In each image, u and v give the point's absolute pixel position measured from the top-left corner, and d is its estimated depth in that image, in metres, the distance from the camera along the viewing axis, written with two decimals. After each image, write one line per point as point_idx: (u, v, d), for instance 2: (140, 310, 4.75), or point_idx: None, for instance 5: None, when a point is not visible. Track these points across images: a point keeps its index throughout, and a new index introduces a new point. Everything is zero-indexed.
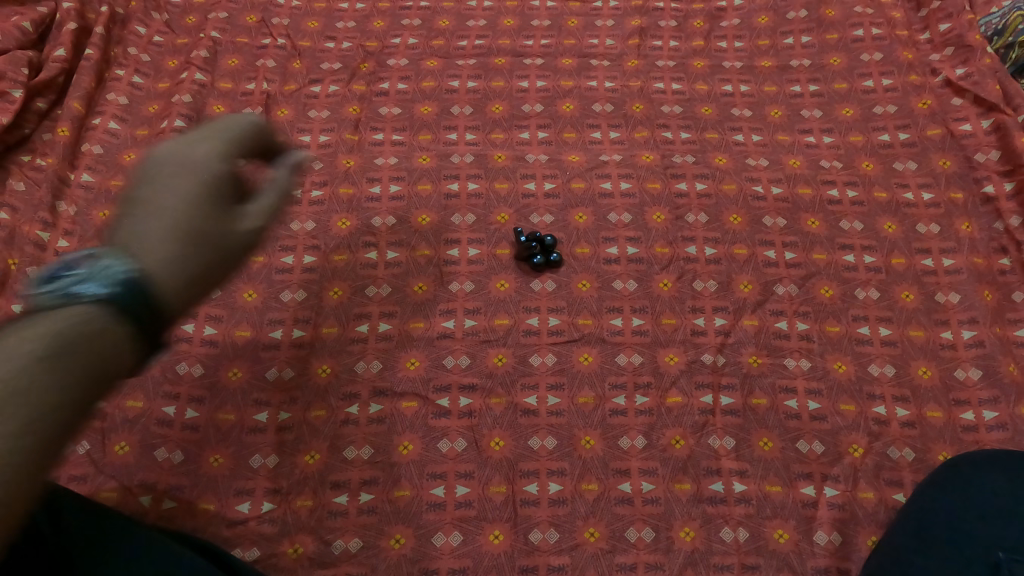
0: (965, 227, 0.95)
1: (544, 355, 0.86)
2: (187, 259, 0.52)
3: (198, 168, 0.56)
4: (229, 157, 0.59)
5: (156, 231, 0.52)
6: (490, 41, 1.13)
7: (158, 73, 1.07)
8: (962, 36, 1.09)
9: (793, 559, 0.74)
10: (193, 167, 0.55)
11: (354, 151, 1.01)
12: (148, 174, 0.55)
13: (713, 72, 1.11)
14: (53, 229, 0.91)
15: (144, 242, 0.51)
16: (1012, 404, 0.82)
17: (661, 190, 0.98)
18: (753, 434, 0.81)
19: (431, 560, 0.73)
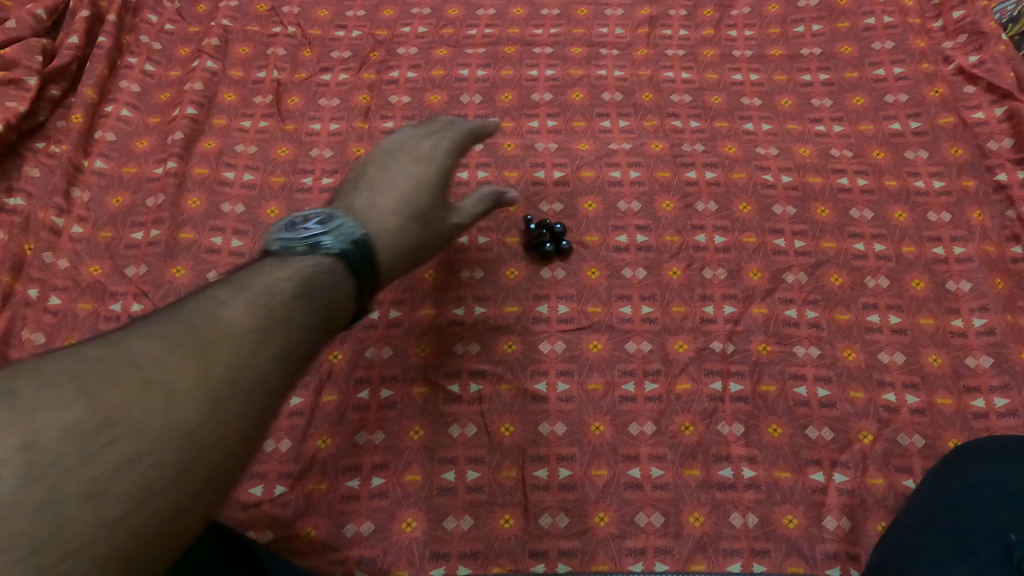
0: (976, 215, 0.94)
1: (554, 341, 0.86)
2: (406, 230, 0.71)
3: (435, 160, 0.79)
4: (450, 159, 0.81)
5: (394, 204, 0.72)
6: (499, 30, 1.13)
7: (170, 61, 1.08)
8: (974, 24, 1.08)
9: (802, 544, 0.74)
10: (435, 169, 0.78)
11: (364, 139, 1.01)
12: (397, 159, 0.79)
13: (723, 61, 1.10)
14: (67, 215, 0.92)
15: (383, 209, 0.71)
16: (1023, 391, 0.82)
17: (671, 178, 0.98)
18: (763, 420, 0.81)
19: (442, 544, 0.74)
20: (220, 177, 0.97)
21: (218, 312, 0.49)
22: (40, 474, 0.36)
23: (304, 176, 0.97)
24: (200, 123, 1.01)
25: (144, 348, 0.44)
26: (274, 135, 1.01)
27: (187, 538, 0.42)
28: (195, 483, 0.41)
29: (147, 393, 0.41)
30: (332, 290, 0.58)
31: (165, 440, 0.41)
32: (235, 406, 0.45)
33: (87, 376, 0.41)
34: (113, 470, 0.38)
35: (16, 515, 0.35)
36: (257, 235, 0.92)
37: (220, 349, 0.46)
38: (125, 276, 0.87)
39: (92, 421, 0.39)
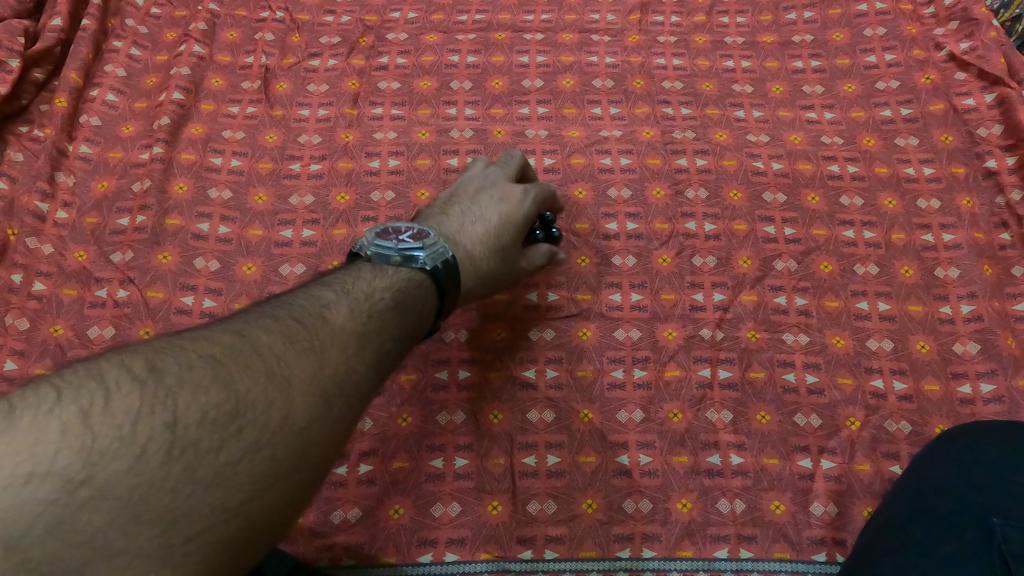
0: (966, 202, 0.94)
1: (543, 329, 0.86)
2: (487, 263, 0.76)
3: (526, 198, 0.83)
4: (539, 200, 0.85)
5: (479, 237, 0.77)
6: (490, 16, 1.12)
7: (156, 46, 1.07)
8: (966, 10, 1.08)
9: (789, 530, 0.75)
10: (526, 215, 0.82)
11: (353, 126, 1.00)
12: (493, 191, 0.83)
13: (715, 47, 1.10)
14: (52, 201, 0.91)
15: (468, 240, 0.76)
16: (1009, 377, 0.82)
17: (661, 166, 0.98)
18: (751, 408, 0.81)
19: (430, 530, 0.74)
20: (208, 163, 0.96)
21: (323, 320, 0.57)
22: (179, 454, 0.43)
23: (292, 162, 0.97)
24: (186, 108, 1.00)
25: (265, 345, 0.52)
26: (262, 121, 1.00)
27: (288, 522, 0.49)
28: (296, 477, 0.48)
29: (267, 390, 0.49)
30: (420, 306, 0.66)
31: (278, 435, 0.48)
32: (336, 409, 0.52)
33: (219, 367, 0.48)
34: (237, 456, 0.45)
35: (155, 489, 0.41)
36: (244, 222, 0.92)
37: (326, 354, 0.54)
38: (111, 262, 0.87)
39: (224, 409, 0.46)
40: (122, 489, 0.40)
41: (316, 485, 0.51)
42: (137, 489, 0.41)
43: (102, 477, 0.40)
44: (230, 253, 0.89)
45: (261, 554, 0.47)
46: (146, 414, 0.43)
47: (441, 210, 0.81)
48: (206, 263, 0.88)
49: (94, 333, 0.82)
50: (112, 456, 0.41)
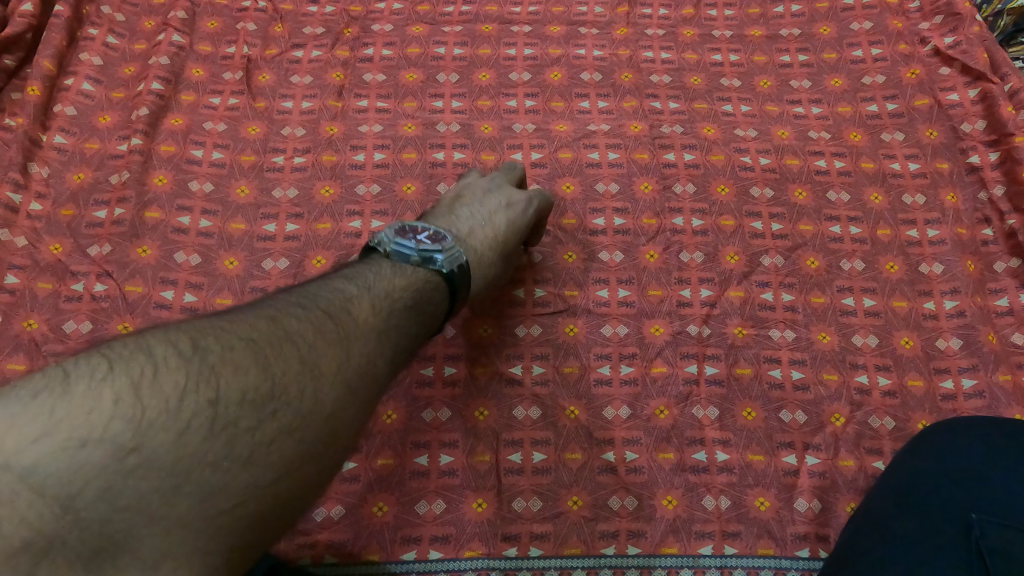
0: (950, 198, 0.95)
1: (530, 325, 0.85)
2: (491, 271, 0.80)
3: (530, 203, 0.85)
4: (541, 205, 0.87)
5: (487, 245, 0.79)
6: (477, 7, 1.11)
7: (134, 34, 1.04)
8: (951, 5, 1.08)
9: (774, 526, 0.75)
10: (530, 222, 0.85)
11: (337, 118, 0.99)
12: (500, 195, 0.84)
13: (703, 41, 1.09)
14: (26, 192, 0.89)
15: (477, 248, 0.78)
16: (990, 372, 0.82)
17: (649, 160, 0.97)
18: (737, 404, 0.81)
19: (414, 527, 0.74)
20: (188, 155, 0.94)
21: (350, 311, 0.57)
22: (218, 432, 0.44)
23: (275, 155, 0.95)
24: (166, 98, 0.98)
25: (299, 330, 0.52)
26: (244, 112, 0.98)
27: (308, 504, 0.50)
28: (321, 463, 0.50)
29: (300, 376, 0.50)
30: (436, 308, 0.67)
31: (309, 422, 0.49)
32: (360, 399, 0.53)
33: (257, 349, 0.49)
34: (270, 439, 0.46)
35: (196, 464, 0.42)
36: (226, 215, 0.90)
37: (354, 345, 0.55)
38: (88, 255, 0.85)
39: (261, 391, 0.47)
40: (165, 462, 0.41)
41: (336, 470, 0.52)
42: (178, 464, 0.42)
43: (147, 449, 0.41)
44: (211, 247, 0.88)
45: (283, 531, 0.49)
46: (190, 391, 0.44)
47: (449, 211, 0.82)
48: (187, 257, 0.87)
49: (71, 328, 0.80)
50: (158, 429, 0.41)
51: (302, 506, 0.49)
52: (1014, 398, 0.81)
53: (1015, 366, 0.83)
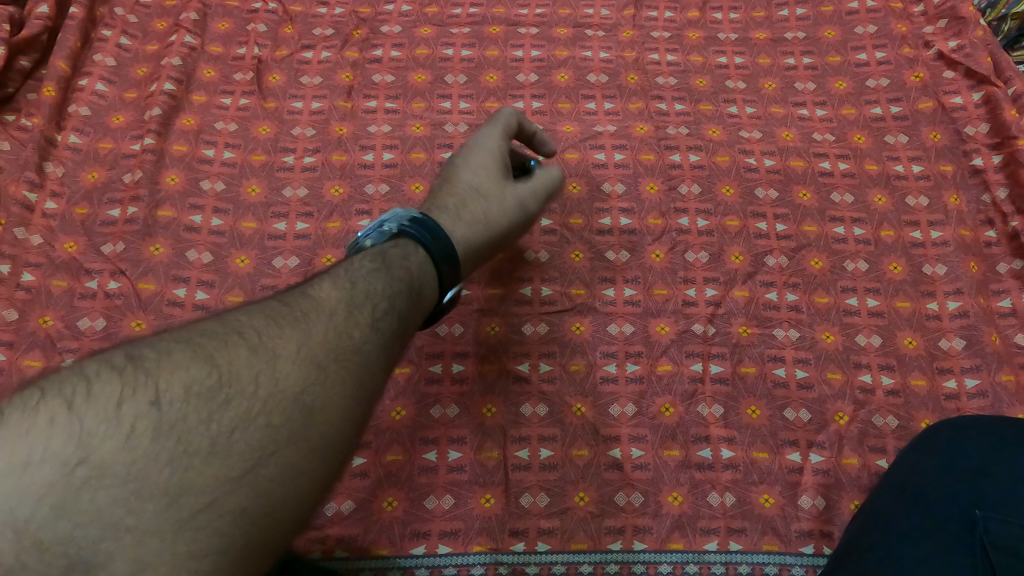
0: (953, 200, 0.96)
1: (537, 323, 0.86)
2: (463, 210, 0.75)
3: (486, 144, 0.82)
4: (501, 142, 0.82)
5: (446, 195, 0.77)
6: (484, 9, 1.12)
7: (146, 36, 1.06)
8: (955, 9, 1.09)
9: (778, 523, 0.76)
10: (496, 158, 0.81)
11: (347, 118, 1.00)
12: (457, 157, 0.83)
13: (708, 44, 1.10)
14: (40, 190, 0.90)
15: (437, 202, 0.76)
16: (993, 372, 0.83)
17: (655, 161, 0.98)
18: (742, 402, 0.82)
19: (423, 522, 0.75)
20: (200, 154, 0.95)
21: (308, 294, 0.56)
22: (167, 429, 0.43)
23: (285, 155, 0.96)
24: (178, 99, 1.00)
25: (248, 322, 0.51)
26: (255, 113, 1.00)
27: (316, 490, 0.47)
28: (308, 443, 0.47)
29: (251, 361, 0.48)
30: (412, 267, 0.64)
31: (272, 403, 0.47)
32: (338, 371, 0.51)
33: (199, 348, 0.48)
34: (229, 428, 0.45)
35: (151, 465, 0.41)
36: (237, 214, 0.91)
37: (314, 321, 0.53)
38: (102, 253, 0.86)
39: (206, 384, 0.46)
40: (116, 469, 0.40)
41: (340, 450, 0.49)
42: (130, 468, 0.41)
43: (93, 459, 0.40)
44: (223, 246, 0.89)
45: (299, 524, 0.46)
46: (127, 396, 0.43)
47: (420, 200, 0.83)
48: (199, 255, 0.88)
49: (85, 325, 0.81)
50: (100, 437, 0.41)
51: (307, 492, 0.46)
52: (1017, 398, 0.82)
53: (1017, 366, 0.84)
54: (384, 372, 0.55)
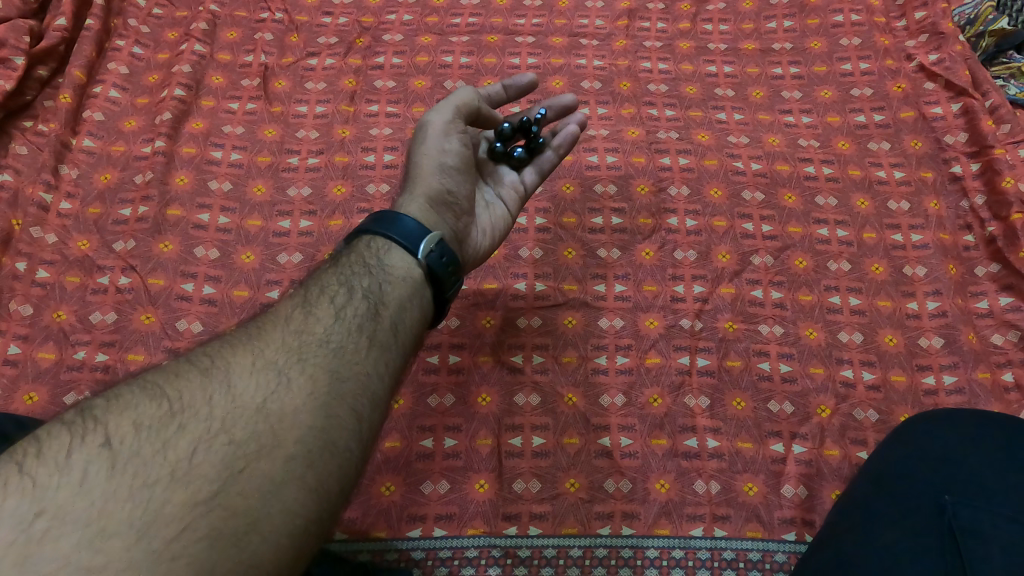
0: (934, 204, 0.99)
1: (531, 317, 0.90)
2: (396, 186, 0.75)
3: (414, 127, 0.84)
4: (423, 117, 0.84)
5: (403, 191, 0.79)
6: (483, 19, 1.16)
7: (158, 44, 1.10)
8: (935, 24, 1.13)
9: (761, 510, 0.78)
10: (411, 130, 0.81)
11: (349, 122, 1.04)
12: None
13: (698, 53, 1.14)
14: (56, 191, 0.94)
15: None
16: (970, 370, 0.86)
17: (646, 164, 1.02)
18: (727, 394, 0.85)
19: (420, 506, 0.78)
20: (208, 156, 0.99)
21: (263, 318, 0.56)
22: (124, 465, 0.42)
23: (290, 156, 1.00)
24: (188, 104, 1.04)
25: (199, 354, 0.51)
26: (261, 117, 1.04)
27: (307, 495, 0.46)
28: (283, 451, 0.47)
29: (204, 386, 0.48)
30: (363, 252, 0.63)
31: (233, 419, 0.47)
32: (300, 374, 0.51)
33: (148, 385, 0.48)
34: (190, 451, 0.44)
35: (113, 502, 0.40)
36: (244, 213, 0.95)
37: (267, 338, 0.53)
38: (113, 251, 0.90)
39: (159, 416, 0.45)
40: (76, 512, 0.39)
41: (326, 449, 0.49)
42: (90, 509, 0.40)
43: (50, 508, 0.39)
44: (229, 243, 0.92)
45: (295, 534, 0.45)
46: (77, 444, 0.42)
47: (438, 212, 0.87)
48: (206, 252, 0.91)
49: (97, 318, 0.85)
50: (53, 488, 0.40)
51: (295, 498, 0.46)
52: (993, 394, 0.85)
53: (994, 364, 0.87)
54: (363, 365, 0.54)
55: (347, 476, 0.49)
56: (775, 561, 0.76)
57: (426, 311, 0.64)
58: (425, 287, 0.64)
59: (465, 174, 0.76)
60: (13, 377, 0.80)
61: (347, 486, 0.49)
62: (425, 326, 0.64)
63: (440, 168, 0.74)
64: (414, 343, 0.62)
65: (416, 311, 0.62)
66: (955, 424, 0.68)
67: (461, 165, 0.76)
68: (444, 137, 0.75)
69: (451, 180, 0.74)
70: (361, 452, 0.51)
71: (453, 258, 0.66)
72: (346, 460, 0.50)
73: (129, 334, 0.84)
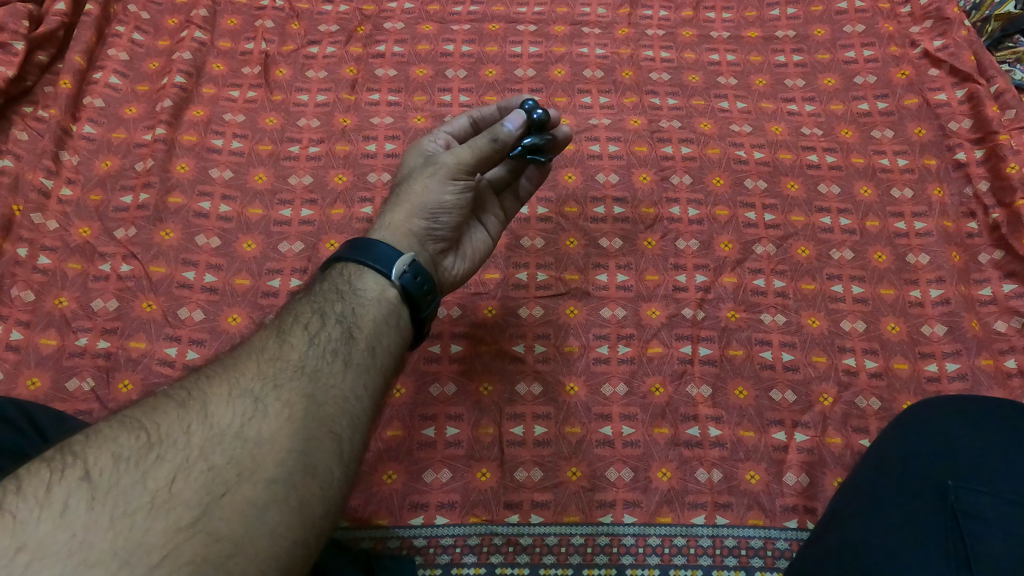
0: (937, 192, 0.99)
1: (532, 307, 0.90)
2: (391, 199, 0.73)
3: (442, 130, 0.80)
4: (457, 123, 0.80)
5: None
6: (484, 7, 1.15)
7: (158, 31, 1.10)
8: (940, 11, 1.12)
9: (763, 498, 0.78)
10: (433, 142, 0.78)
11: (351, 110, 1.03)
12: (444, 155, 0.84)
13: (701, 41, 1.14)
14: (56, 177, 0.94)
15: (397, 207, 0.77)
16: (973, 357, 0.86)
17: (648, 153, 1.02)
18: (729, 382, 0.85)
19: (422, 494, 0.78)
20: (209, 144, 0.99)
21: (239, 348, 0.56)
22: (102, 498, 0.42)
23: (291, 145, 1.00)
24: (189, 91, 1.03)
25: (176, 387, 0.51)
26: (262, 105, 1.03)
27: (290, 517, 0.46)
28: (263, 476, 0.47)
29: (181, 415, 0.48)
30: (339, 277, 0.63)
31: (211, 447, 0.47)
32: (277, 401, 0.51)
33: (124, 420, 0.47)
34: (168, 480, 0.44)
35: (92, 534, 0.40)
36: (244, 201, 0.95)
37: (243, 367, 0.53)
38: (114, 238, 0.90)
39: (137, 448, 0.45)
40: (55, 546, 0.39)
41: (307, 472, 0.48)
42: (70, 542, 0.40)
43: (31, 543, 0.39)
44: (230, 231, 0.92)
45: (281, 557, 0.45)
46: (55, 479, 0.42)
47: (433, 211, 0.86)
48: (207, 240, 0.91)
49: (99, 305, 0.85)
50: (32, 523, 0.40)
51: (279, 520, 0.46)
52: (996, 380, 0.84)
53: (997, 351, 0.86)
54: (341, 389, 0.54)
55: (330, 497, 0.49)
56: (777, 549, 0.76)
57: (405, 330, 0.63)
58: (401, 306, 0.63)
59: (456, 222, 0.73)
60: (16, 364, 0.80)
61: (332, 507, 0.49)
62: (405, 346, 0.64)
63: (429, 211, 0.70)
64: (395, 362, 0.61)
65: (396, 330, 0.62)
66: (955, 412, 0.67)
67: (464, 210, 0.73)
68: (446, 184, 0.71)
69: (438, 227, 0.71)
70: (343, 473, 0.51)
71: (428, 276, 0.64)
72: (328, 483, 0.49)
73: (130, 321, 0.84)
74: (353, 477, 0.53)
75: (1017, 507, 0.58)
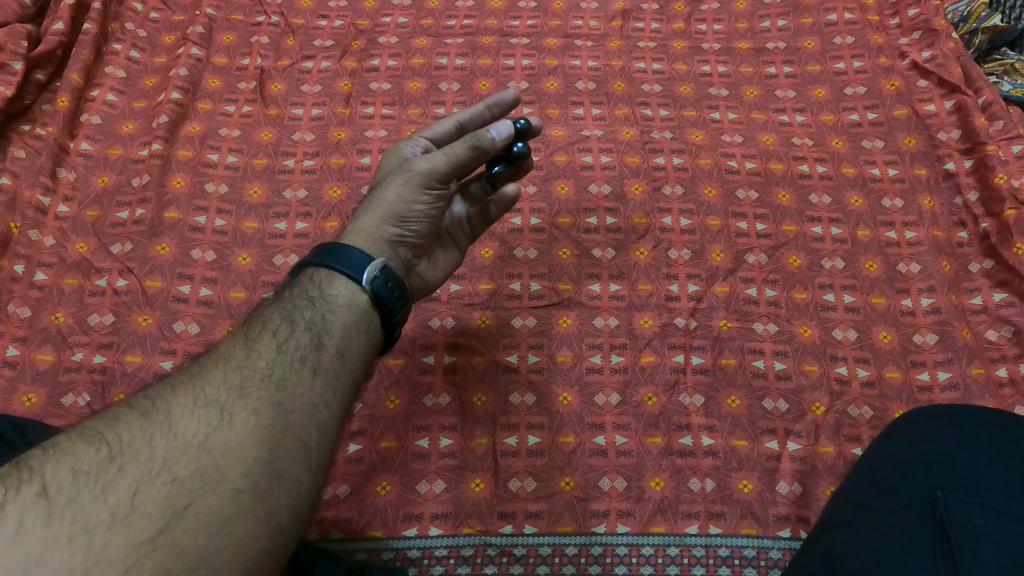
0: (928, 202, 0.99)
1: (526, 317, 0.90)
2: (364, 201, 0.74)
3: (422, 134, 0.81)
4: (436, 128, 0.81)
5: None
6: (478, 21, 1.17)
7: (155, 48, 1.11)
8: (928, 22, 1.13)
9: (756, 507, 0.79)
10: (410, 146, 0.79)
11: (345, 124, 1.04)
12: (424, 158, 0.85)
13: (692, 53, 1.15)
14: (53, 194, 0.94)
15: None
16: (964, 365, 0.86)
17: (640, 163, 1.03)
18: (722, 392, 0.85)
19: (416, 505, 0.78)
20: (204, 159, 1.00)
21: (206, 356, 0.56)
22: (61, 512, 0.42)
23: (286, 158, 1.01)
24: (184, 107, 1.04)
25: (140, 397, 0.51)
26: (257, 119, 1.04)
27: (256, 528, 0.47)
28: (228, 487, 0.47)
29: (144, 426, 0.48)
30: (308, 284, 0.64)
31: (175, 458, 0.47)
32: (243, 409, 0.51)
33: (85, 432, 0.47)
34: (131, 493, 0.44)
35: (51, 550, 0.40)
36: (239, 215, 0.95)
37: (209, 376, 0.53)
38: (111, 253, 0.90)
39: (97, 460, 0.45)
40: (10, 563, 0.39)
41: (273, 481, 0.49)
42: (27, 559, 0.39)
43: None
44: (226, 244, 0.93)
45: (246, 566, 0.46)
46: (12, 494, 0.42)
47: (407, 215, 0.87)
48: (203, 254, 0.92)
49: (95, 320, 0.85)
50: None
51: (244, 531, 0.46)
52: (987, 389, 0.85)
53: (987, 360, 0.87)
54: (309, 397, 0.55)
55: (298, 505, 0.50)
56: (770, 558, 0.76)
57: (375, 337, 0.64)
58: (370, 314, 0.64)
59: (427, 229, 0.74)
60: (12, 379, 0.81)
61: (300, 514, 0.50)
62: (375, 352, 0.65)
63: (400, 217, 0.71)
64: (364, 369, 0.62)
65: (365, 337, 0.63)
66: (942, 420, 0.67)
67: (436, 217, 0.74)
68: (419, 190, 0.72)
69: (408, 232, 0.72)
70: (311, 481, 0.52)
71: (399, 283, 0.66)
72: (296, 491, 0.50)
73: (126, 335, 0.85)
74: (320, 484, 0.53)
75: (1004, 515, 0.58)
